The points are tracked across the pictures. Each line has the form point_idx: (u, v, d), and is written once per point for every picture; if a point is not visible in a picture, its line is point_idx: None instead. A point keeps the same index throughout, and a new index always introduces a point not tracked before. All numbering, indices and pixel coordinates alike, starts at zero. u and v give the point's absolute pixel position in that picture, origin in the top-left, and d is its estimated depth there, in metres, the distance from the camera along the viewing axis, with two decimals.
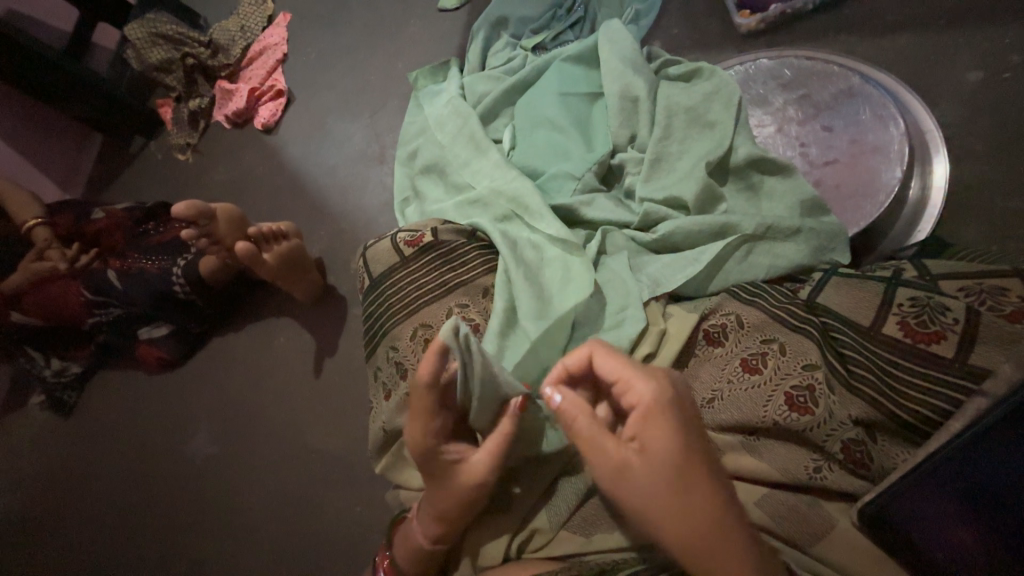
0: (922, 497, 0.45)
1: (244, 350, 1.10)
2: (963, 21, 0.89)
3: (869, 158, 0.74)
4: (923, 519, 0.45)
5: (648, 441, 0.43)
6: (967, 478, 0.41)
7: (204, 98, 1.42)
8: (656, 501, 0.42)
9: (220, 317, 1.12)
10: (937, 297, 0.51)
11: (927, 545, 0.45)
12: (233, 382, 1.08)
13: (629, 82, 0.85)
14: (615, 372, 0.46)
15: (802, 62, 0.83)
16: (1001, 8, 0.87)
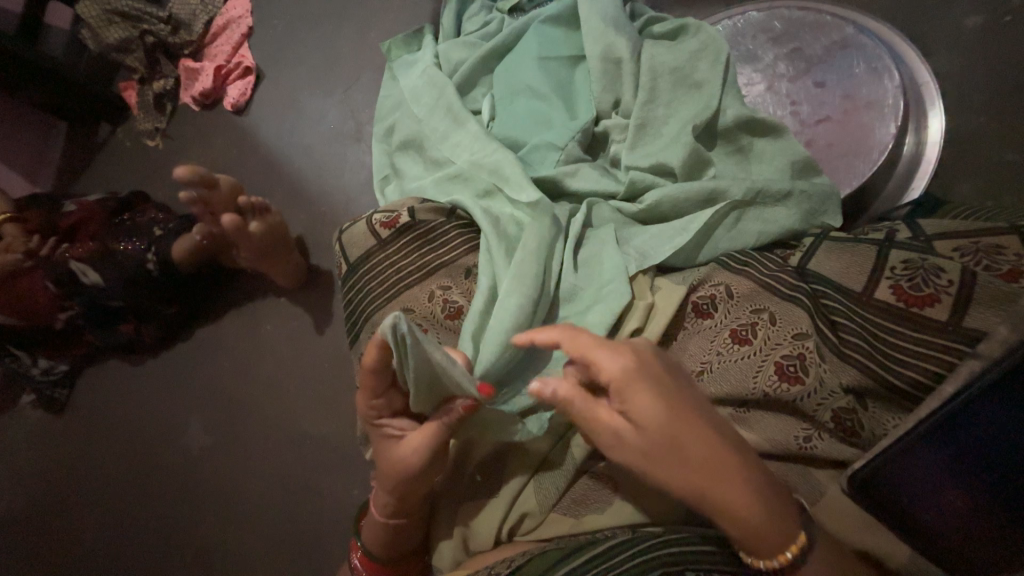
0: (914, 464, 0.43)
1: (232, 340, 1.08)
2: None
3: (863, 114, 0.71)
4: (913, 486, 0.44)
5: (632, 411, 0.43)
6: (956, 444, 0.40)
7: (168, 79, 1.34)
8: (659, 463, 0.43)
9: (208, 308, 1.11)
10: (932, 259, 0.49)
11: (918, 510, 0.44)
12: (224, 373, 1.06)
13: (611, 43, 0.80)
14: (582, 353, 0.45)
15: (793, 13, 0.79)
16: None
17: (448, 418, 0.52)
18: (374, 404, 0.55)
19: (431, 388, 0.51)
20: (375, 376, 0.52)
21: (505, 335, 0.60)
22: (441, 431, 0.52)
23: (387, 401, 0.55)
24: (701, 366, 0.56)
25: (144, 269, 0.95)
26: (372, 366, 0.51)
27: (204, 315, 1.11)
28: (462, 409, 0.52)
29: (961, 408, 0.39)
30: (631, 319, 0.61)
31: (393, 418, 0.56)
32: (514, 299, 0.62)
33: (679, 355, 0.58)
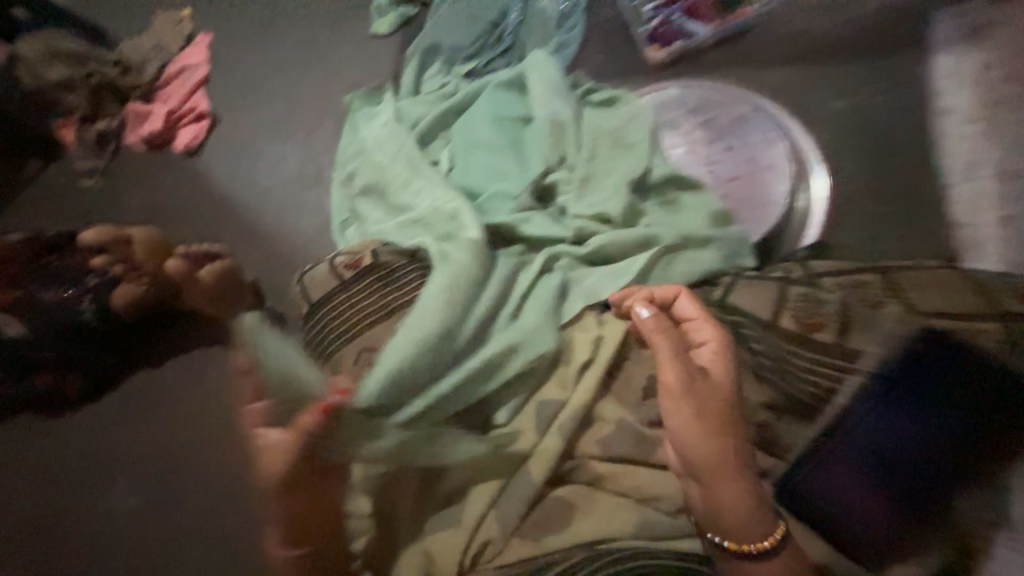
0: (833, 455, 0.50)
1: (169, 384, 1.02)
2: (867, 47, 0.94)
3: (764, 174, 0.85)
4: (831, 479, 0.50)
5: (715, 364, 0.55)
6: (866, 423, 0.50)
7: (113, 119, 1.33)
8: (705, 414, 0.53)
9: (142, 355, 1.04)
10: (818, 295, 0.59)
11: (837, 509, 0.50)
12: (157, 424, 0.97)
13: (556, 109, 0.92)
14: (692, 315, 0.60)
15: (705, 91, 0.93)
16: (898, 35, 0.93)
17: (302, 408, 0.55)
18: (250, 410, 0.65)
19: (286, 389, 0.64)
20: (248, 377, 0.71)
21: (462, 371, 0.65)
22: (302, 435, 0.57)
23: (260, 406, 0.65)
24: (646, 392, 0.62)
25: (79, 316, 0.95)
26: (246, 365, 0.73)
27: (136, 361, 1.04)
28: (312, 403, 0.56)
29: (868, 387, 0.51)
30: (581, 352, 0.67)
31: (264, 428, 0.62)
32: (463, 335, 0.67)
33: (627, 383, 0.64)
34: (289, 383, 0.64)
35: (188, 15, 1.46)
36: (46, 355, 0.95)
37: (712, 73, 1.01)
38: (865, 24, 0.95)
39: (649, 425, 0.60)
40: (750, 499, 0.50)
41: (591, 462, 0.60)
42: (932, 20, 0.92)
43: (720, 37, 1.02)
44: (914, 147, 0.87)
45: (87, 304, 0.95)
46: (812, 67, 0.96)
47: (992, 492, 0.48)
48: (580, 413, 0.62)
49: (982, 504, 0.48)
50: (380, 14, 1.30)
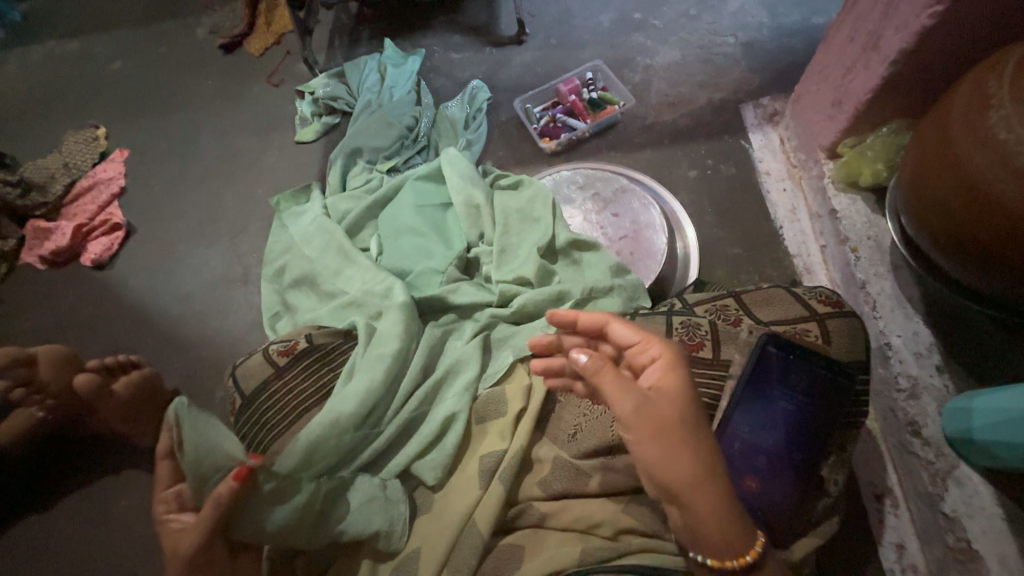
0: (738, 438, 0.59)
1: (84, 513, 0.99)
2: (708, 131, 1.21)
3: (646, 232, 1.03)
4: (741, 460, 0.58)
5: (664, 382, 0.51)
6: (759, 399, 0.60)
7: (9, 241, 1.30)
8: (673, 441, 0.48)
9: (56, 490, 1.00)
10: (693, 319, 0.70)
11: (750, 485, 0.58)
12: (81, 554, 0.96)
13: (470, 193, 1.06)
14: (633, 335, 0.55)
15: (589, 171, 1.13)
16: (727, 123, 1.21)
17: (222, 492, 0.56)
18: (166, 496, 0.61)
19: (202, 464, 0.58)
20: (167, 464, 0.63)
21: (422, 439, 0.71)
22: (218, 508, 0.56)
23: (177, 491, 0.62)
24: (575, 428, 0.68)
25: None
26: (166, 451, 0.62)
27: (41, 497, 1.00)
28: (229, 480, 0.57)
29: (754, 367, 0.60)
30: (515, 402, 0.72)
31: (179, 512, 0.60)
32: (402, 399, 0.75)
33: (557, 423, 0.71)
34: (217, 459, 0.59)
35: (103, 133, 1.50)
36: None
37: (594, 157, 1.24)
38: (701, 114, 1.23)
39: (579, 458, 0.66)
40: (733, 522, 0.49)
41: (531, 506, 0.65)
42: (744, 109, 1.21)
43: (595, 130, 1.26)
44: (752, 202, 1.11)
45: None
46: (667, 148, 1.21)
47: (840, 451, 0.61)
48: (519, 459, 0.67)
49: (837, 463, 0.61)
50: (303, 123, 1.43)
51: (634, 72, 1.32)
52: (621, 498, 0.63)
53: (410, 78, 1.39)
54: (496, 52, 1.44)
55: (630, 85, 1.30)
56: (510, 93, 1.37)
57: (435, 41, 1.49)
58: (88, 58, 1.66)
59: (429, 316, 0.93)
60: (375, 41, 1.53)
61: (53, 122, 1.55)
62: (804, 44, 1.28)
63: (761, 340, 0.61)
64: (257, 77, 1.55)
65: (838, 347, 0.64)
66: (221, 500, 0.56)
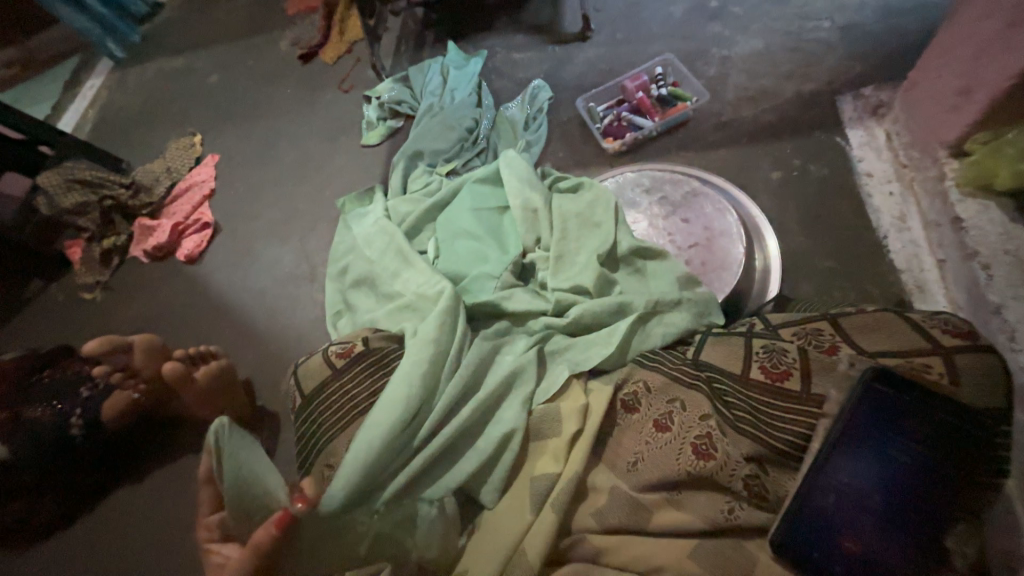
0: (831, 483, 0.52)
1: (167, 488, 1.08)
2: (796, 127, 1.08)
3: (720, 240, 0.94)
4: (833, 508, 0.51)
5: None
6: (859, 441, 0.52)
7: (120, 236, 1.47)
8: None
9: (148, 464, 1.11)
10: (778, 343, 0.62)
11: (844, 538, 0.50)
12: (166, 526, 1.05)
13: (528, 197, 1.02)
14: None
15: (656, 173, 1.05)
16: (819, 117, 1.07)
17: (263, 540, 0.55)
18: (209, 522, 0.60)
19: (242, 498, 0.58)
20: (207, 487, 0.62)
21: (472, 455, 0.68)
22: (258, 557, 0.54)
23: (219, 518, 0.60)
24: (635, 457, 0.63)
25: (66, 433, 0.98)
26: (206, 475, 0.61)
27: (134, 470, 1.11)
28: (269, 527, 0.55)
29: (854, 404, 0.53)
30: (570, 423, 0.67)
31: (222, 543, 0.59)
32: (440, 410, 0.69)
33: (616, 449, 0.65)
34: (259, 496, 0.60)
35: (198, 140, 1.65)
36: (33, 476, 0.98)
37: (661, 158, 1.16)
38: (787, 108, 1.10)
39: (640, 490, 0.61)
40: None
41: (588, 536, 0.61)
42: (841, 102, 1.07)
43: (664, 128, 1.17)
44: (848, 208, 0.97)
45: (76, 421, 0.99)
46: (747, 147, 1.09)
47: (972, 519, 0.50)
48: (573, 486, 0.63)
49: (967, 534, 0.50)
50: (369, 127, 1.48)
51: (710, 64, 1.21)
52: (688, 540, 0.57)
53: (471, 80, 1.38)
54: (559, 49, 1.39)
55: (704, 80, 1.20)
56: (572, 92, 1.32)
57: (497, 41, 1.48)
58: (189, 73, 1.84)
59: (481, 322, 0.91)
60: (439, 44, 1.54)
61: (158, 131, 1.74)
62: (918, 23, 1.11)
63: (866, 373, 0.53)
64: (329, 84, 1.62)
65: (972, 391, 0.52)
66: (262, 547, 0.54)
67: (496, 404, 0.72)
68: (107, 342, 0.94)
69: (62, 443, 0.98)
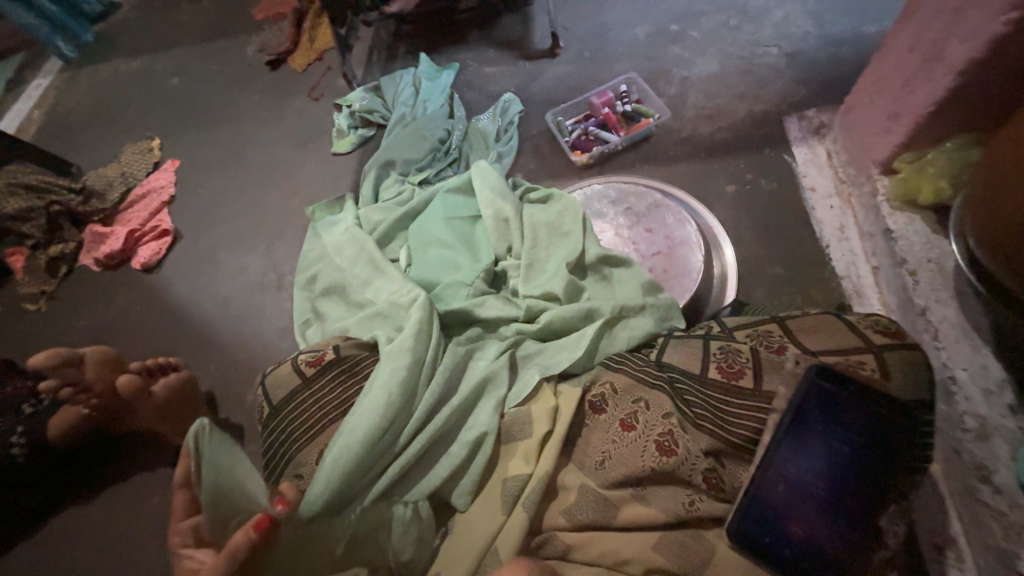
0: (778, 473, 0.56)
1: (116, 510, 1.02)
2: (748, 144, 1.16)
3: (681, 249, 0.99)
4: (780, 496, 0.56)
5: None
6: (803, 434, 0.57)
7: (69, 243, 1.40)
8: None
9: (97, 484, 1.05)
10: (732, 344, 0.66)
11: (790, 523, 0.55)
12: (115, 550, 0.99)
13: (499, 207, 1.05)
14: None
15: (622, 185, 1.10)
16: (768, 136, 1.16)
17: (241, 542, 0.51)
18: (180, 529, 0.57)
19: (224, 502, 0.56)
20: (183, 493, 0.59)
21: (448, 461, 0.68)
22: (234, 562, 0.51)
23: (193, 523, 0.58)
24: (603, 456, 0.65)
25: (8, 452, 0.93)
26: (183, 480, 0.59)
27: (82, 492, 1.05)
28: (248, 531, 0.52)
29: (797, 401, 0.57)
30: (541, 424, 0.69)
31: (195, 549, 0.56)
32: (418, 419, 0.70)
33: (585, 448, 0.67)
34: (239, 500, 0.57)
35: (158, 145, 1.59)
36: None
37: (627, 171, 1.21)
38: (740, 126, 1.18)
39: (607, 487, 0.63)
40: None
41: (558, 535, 0.63)
42: (788, 122, 1.15)
43: (628, 143, 1.23)
44: (795, 219, 1.05)
45: (18, 440, 0.94)
46: (704, 162, 1.17)
47: (901, 499, 0.56)
48: (544, 485, 0.64)
49: (898, 514, 0.56)
50: (340, 136, 1.47)
51: (670, 84, 1.29)
52: (651, 533, 0.60)
53: (443, 92, 1.41)
54: (529, 65, 1.44)
55: (665, 98, 1.27)
56: (542, 106, 1.36)
57: (469, 55, 1.51)
58: (147, 75, 1.78)
59: (454, 329, 0.93)
60: (412, 56, 1.56)
61: (113, 134, 1.66)
62: (854, 53, 1.22)
63: (808, 371, 0.57)
64: (299, 91, 1.61)
65: (900, 384, 0.58)
66: (238, 553, 0.51)
67: (471, 407, 0.74)
68: (54, 355, 0.88)
69: (2, 462, 0.93)
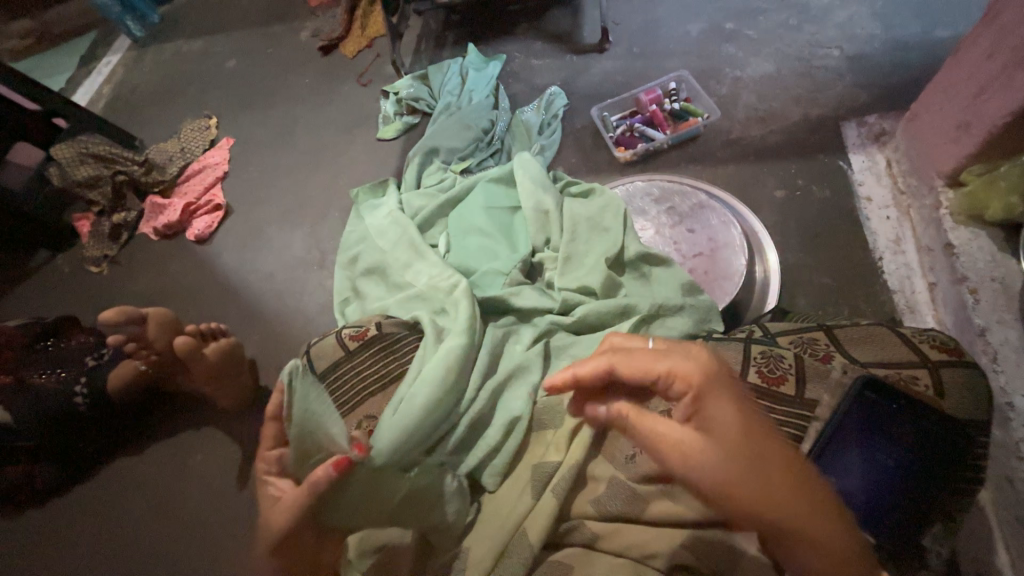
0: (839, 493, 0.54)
1: (161, 464, 1.10)
2: (800, 149, 1.12)
3: (723, 252, 0.97)
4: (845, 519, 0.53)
5: (706, 411, 0.51)
6: (858, 450, 0.55)
7: (131, 212, 1.49)
8: (741, 463, 0.48)
9: (148, 437, 1.13)
10: (776, 350, 0.64)
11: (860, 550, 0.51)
12: (163, 498, 1.07)
13: (541, 199, 1.05)
14: (645, 366, 0.55)
15: (666, 184, 1.08)
16: (822, 141, 1.12)
17: (320, 478, 0.56)
18: (268, 456, 0.65)
19: (308, 440, 0.61)
20: (276, 425, 0.68)
21: (486, 439, 0.72)
22: (312, 494, 0.56)
23: (279, 454, 0.64)
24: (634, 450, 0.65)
25: (71, 401, 1.00)
26: (276, 413, 0.68)
27: (134, 443, 1.13)
28: (328, 466, 0.57)
29: (845, 414, 0.56)
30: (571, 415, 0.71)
31: (277, 479, 0.63)
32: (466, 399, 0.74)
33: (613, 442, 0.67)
34: (321, 439, 0.61)
35: (215, 123, 1.67)
36: (32, 441, 0.99)
37: (670, 170, 1.20)
38: (793, 130, 1.15)
39: (635, 481, 0.63)
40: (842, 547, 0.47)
41: (585, 523, 0.64)
42: (846, 128, 1.11)
43: (673, 142, 1.21)
44: (847, 229, 1.02)
45: (80, 392, 1.00)
46: (752, 165, 1.14)
47: (947, 520, 0.56)
48: (574, 474, 0.65)
49: (941, 534, 0.56)
50: (386, 122, 1.51)
51: (722, 83, 1.26)
52: (678, 530, 0.60)
53: (490, 82, 1.42)
54: (577, 59, 1.43)
55: (715, 98, 1.24)
56: (588, 100, 1.36)
57: (516, 47, 1.52)
58: (207, 56, 1.86)
59: (489, 317, 0.94)
60: (460, 46, 1.58)
61: (175, 111, 1.76)
62: (923, 58, 1.16)
63: (857, 382, 0.57)
64: (349, 77, 1.66)
65: (955, 403, 0.56)
66: (317, 487, 0.56)
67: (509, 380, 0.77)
68: (122, 312, 0.95)
69: (63, 411, 0.99)
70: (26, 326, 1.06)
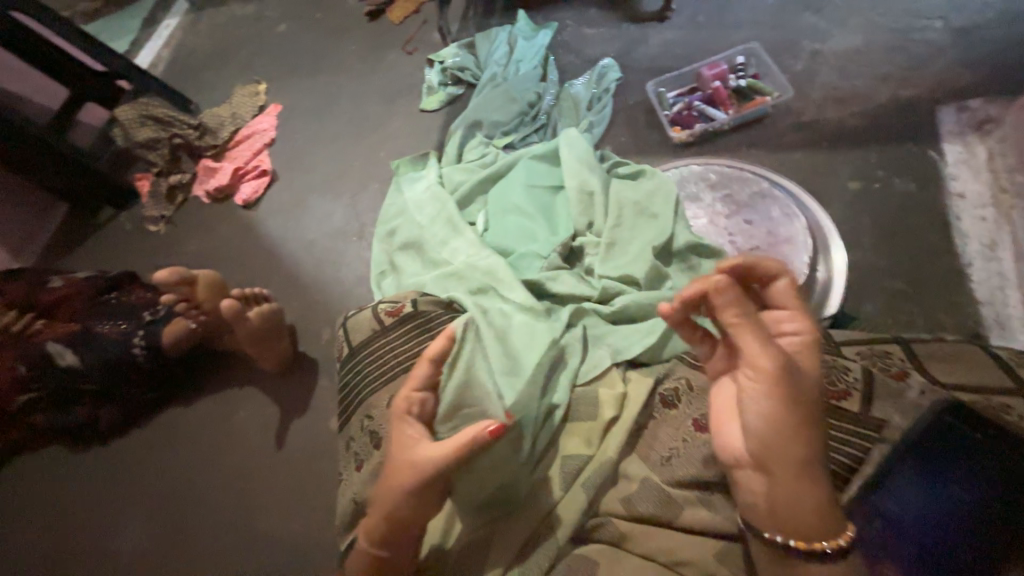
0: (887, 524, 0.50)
1: (207, 416, 1.17)
2: (882, 137, 1.00)
3: (782, 247, 0.89)
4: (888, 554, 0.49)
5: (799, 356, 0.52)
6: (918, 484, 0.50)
7: (185, 174, 1.55)
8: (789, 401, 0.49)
9: (197, 390, 1.20)
10: (840, 360, 0.63)
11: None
12: (209, 447, 1.14)
13: (586, 178, 1.00)
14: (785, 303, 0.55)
15: (724, 169, 1.00)
16: (910, 128, 0.99)
17: (475, 438, 0.54)
18: (413, 397, 0.62)
19: (465, 391, 0.69)
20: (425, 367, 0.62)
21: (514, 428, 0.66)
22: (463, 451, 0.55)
23: (425, 398, 0.63)
24: (671, 452, 0.64)
25: (130, 352, 1.06)
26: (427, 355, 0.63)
27: (185, 394, 1.20)
28: (485, 431, 0.54)
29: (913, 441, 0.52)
30: (606, 409, 0.69)
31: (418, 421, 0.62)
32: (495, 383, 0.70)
33: (650, 442, 0.66)
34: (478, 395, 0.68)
35: (264, 89, 1.69)
36: (96, 386, 1.07)
37: (729, 154, 1.10)
38: (876, 114, 1.02)
39: (671, 485, 0.62)
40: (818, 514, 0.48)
41: (614, 521, 0.61)
42: (941, 113, 0.98)
43: (735, 123, 1.11)
44: (928, 229, 0.91)
45: (138, 346, 1.06)
46: (824, 152, 1.03)
47: None
48: (606, 471, 0.64)
49: None
50: (429, 92, 1.47)
51: (797, 58, 1.14)
52: (712, 541, 0.58)
53: (538, 53, 1.35)
54: (634, 29, 1.33)
55: (788, 74, 1.12)
56: (643, 74, 1.26)
57: (569, 14, 1.42)
58: (259, 21, 1.87)
59: None
60: (510, 13, 1.50)
61: (227, 75, 1.79)
62: None
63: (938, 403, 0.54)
64: (395, 44, 1.62)
65: None
66: (469, 445, 0.54)
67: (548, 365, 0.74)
68: (174, 273, 0.99)
69: (122, 361, 1.05)
70: (91, 280, 1.12)
